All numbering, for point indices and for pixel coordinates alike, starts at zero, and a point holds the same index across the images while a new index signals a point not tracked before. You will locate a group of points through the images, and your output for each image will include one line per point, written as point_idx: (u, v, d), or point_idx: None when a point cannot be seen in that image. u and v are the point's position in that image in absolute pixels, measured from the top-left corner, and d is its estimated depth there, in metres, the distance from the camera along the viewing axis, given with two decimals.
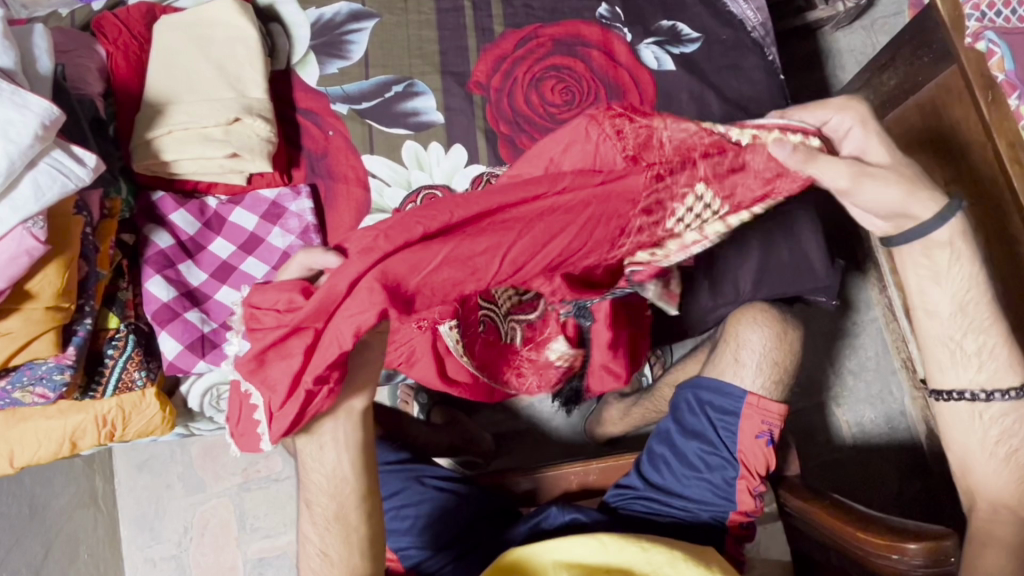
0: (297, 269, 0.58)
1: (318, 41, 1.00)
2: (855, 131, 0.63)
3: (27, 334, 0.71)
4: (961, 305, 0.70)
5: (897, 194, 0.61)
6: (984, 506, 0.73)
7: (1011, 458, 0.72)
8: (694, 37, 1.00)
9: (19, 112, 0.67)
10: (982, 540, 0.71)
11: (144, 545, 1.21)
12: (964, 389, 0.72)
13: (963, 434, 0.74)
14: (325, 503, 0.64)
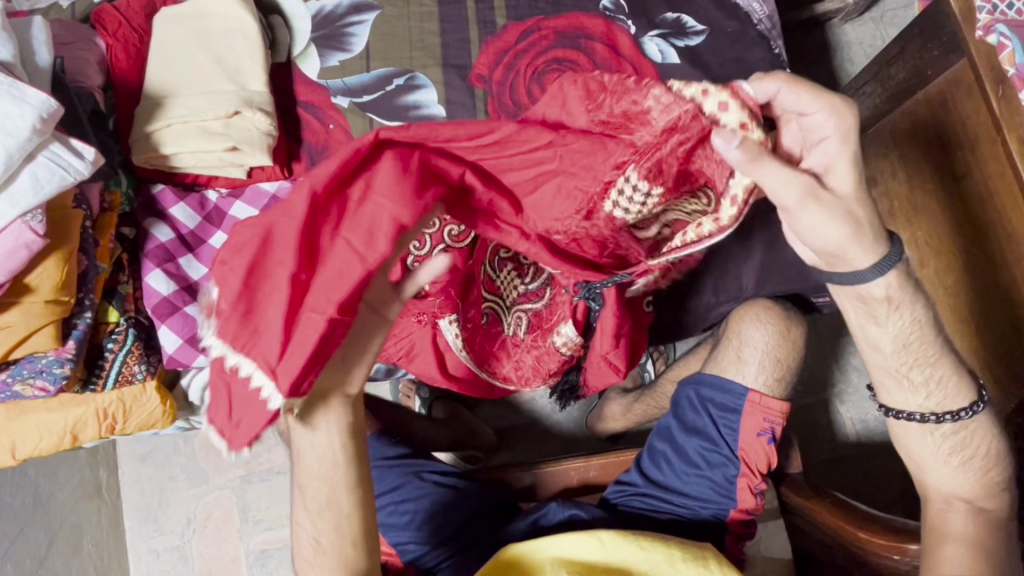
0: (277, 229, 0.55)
1: (318, 34, 0.99)
2: (835, 142, 0.56)
3: (27, 328, 0.71)
4: (902, 345, 0.67)
5: (833, 242, 0.58)
6: (938, 499, 0.71)
7: (967, 464, 0.70)
8: (699, 30, 0.99)
9: (17, 106, 0.67)
10: (942, 537, 0.68)
11: (148, 536, 1.21)
12: (914, 412, 0.70)
13: (915, 442, 0.72)
14: (318, 487, 0.63)
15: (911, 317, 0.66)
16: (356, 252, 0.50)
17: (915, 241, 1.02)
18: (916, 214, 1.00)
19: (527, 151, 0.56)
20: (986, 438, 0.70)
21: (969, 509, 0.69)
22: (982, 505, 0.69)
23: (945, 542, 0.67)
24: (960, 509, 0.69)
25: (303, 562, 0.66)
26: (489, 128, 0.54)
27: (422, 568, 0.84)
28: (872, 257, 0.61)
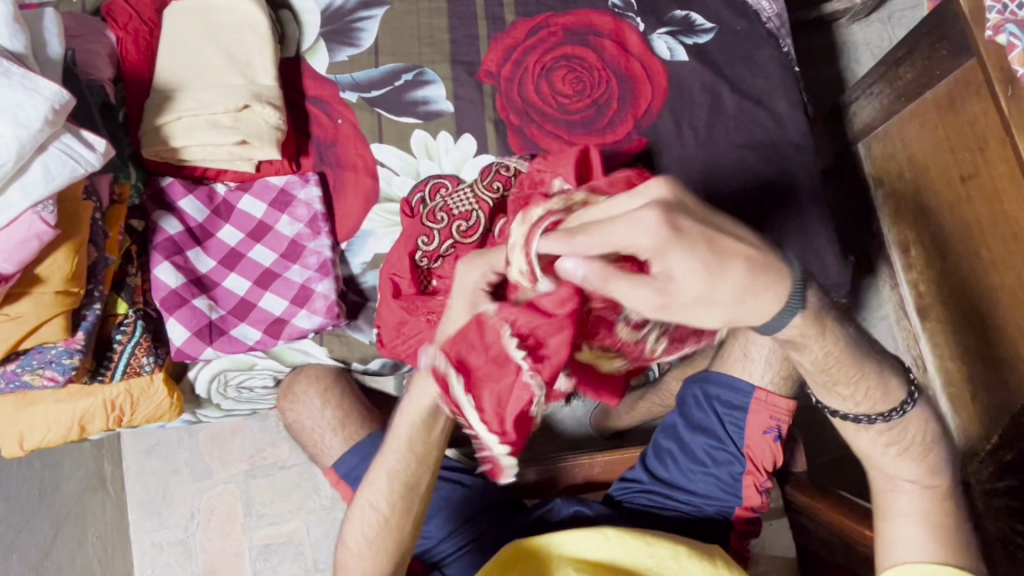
0: (476, 277, 0.57)
1: (327, 29, 0.99)
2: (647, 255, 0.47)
3: (37, 318, 0.71)
4: (826, 365, 0.62)
5: (720, 312, 0.49)
6: (882, 477, 0.71)
7: (903, 450, 0.69)
8: (708, 28, 0.99)
9: (30, 97, 0.67)
10: (891, 517, 0.70)
11: (153, 530, 1.22)
12: (852, 413, 0.67)
13: (856, 438, 0.70)
14: (399, 465, 0.67)
15: (828, 347, 0.60)
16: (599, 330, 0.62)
17: (925, 243, 1.03)
18: (924, 215, 1.02)
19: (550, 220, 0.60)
20: (919, 426, 0.68)
21: (915, 489, 0.70)
22: (927, 481, 0.70)
23: (892, 521, 0.70)
24: (906, 491, 0.70)
25: (354, 533, 0.70)
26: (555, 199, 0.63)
27: (429, 561, 0.84)
28: (777, 305, 0.52)
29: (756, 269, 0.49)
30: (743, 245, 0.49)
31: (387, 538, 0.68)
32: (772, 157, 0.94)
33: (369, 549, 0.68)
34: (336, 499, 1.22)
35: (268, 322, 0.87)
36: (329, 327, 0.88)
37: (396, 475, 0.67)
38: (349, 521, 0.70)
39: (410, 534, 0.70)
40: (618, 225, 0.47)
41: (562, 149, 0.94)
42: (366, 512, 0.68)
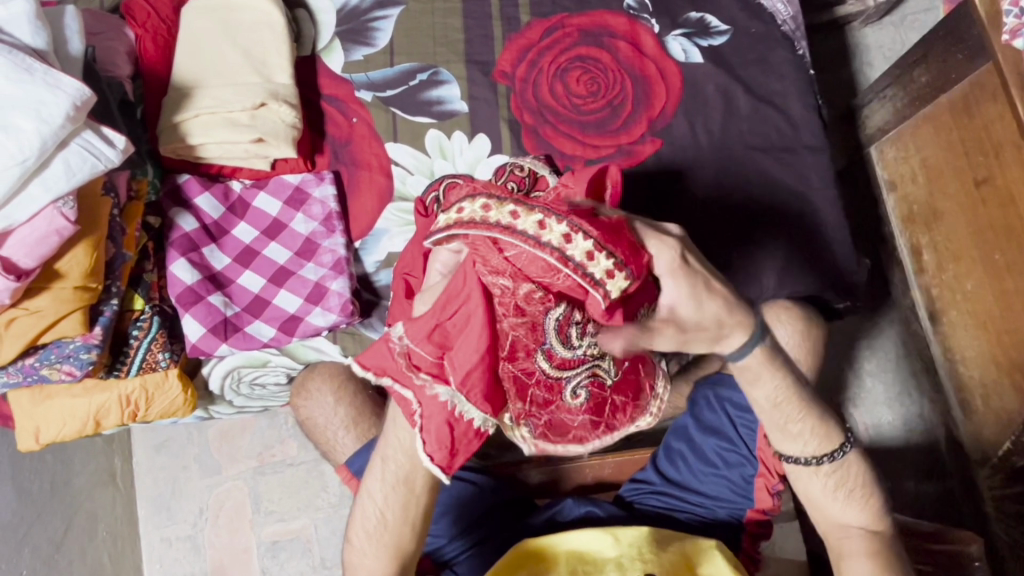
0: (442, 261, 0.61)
1: (342, 28, 0.99)
2: (670, 275, 0.56)
3: (56, 313, 0.71)
4: (776, 405, 0.67)
5: (703, 343, 0.60)
6: (833, 525, 0.72)
7: (850, 495, 0.71)
8: (722, 30, 0.99)
9: (52, 93, 0.67)
10: (843, 554, 0.70)
11: (161, 524, 1.24)
12: (799, 457, 0.70)
13: (806, 481, 0.71)
14: (400, 461, 0.67)
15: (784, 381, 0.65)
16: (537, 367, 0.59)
17: (935, 250, 1.03)
18: (936, 219, 1.01)
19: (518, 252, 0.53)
20: (861, 470, 0.71)
21: (864, 533, 0.71)
22: (873, 525, 0.71)
23: (844, 560, 0.70)
24: (858, 534, 0.71)
25: (359, 529, 0.70)
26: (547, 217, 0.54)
27: (440, 560, 0.84)
28: (745, 333, 0.60)
29: (733, 307, 0.59)
30: (724, 289, 0.59)
31: (387, 535, 0.69)
32: (784, 160, 0.94)
33: (371, 544, 0.69)
34: (343, 497, 1.22)
35: (283, 319, 0.87)
36: (343, 324, 0.88)
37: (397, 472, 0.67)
38: (353, 519, 0.71)
39: (404, 534, 0.69)
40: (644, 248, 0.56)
41: (576, 150, 0.94)
42: (368, 508, 0.69)
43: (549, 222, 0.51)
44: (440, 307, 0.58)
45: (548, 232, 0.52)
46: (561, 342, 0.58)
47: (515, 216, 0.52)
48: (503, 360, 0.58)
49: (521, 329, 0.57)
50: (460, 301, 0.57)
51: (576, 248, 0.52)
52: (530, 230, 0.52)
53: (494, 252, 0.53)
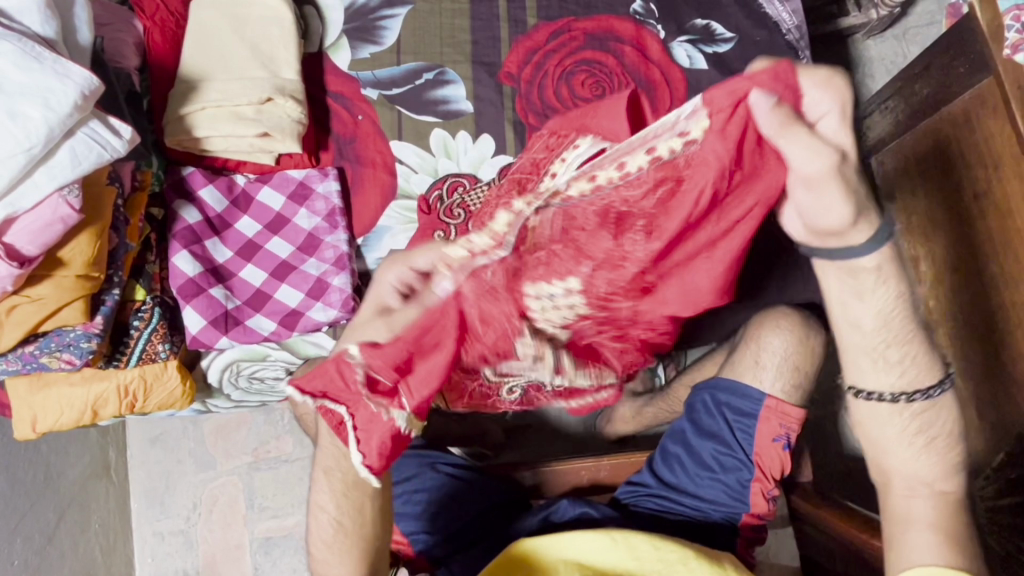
0: (394, 278, 0.62)
1: (350, 26, 1.00)
2: (832, 120, 0.45)
3: (57, 301, 0.71)
4: (880, 321, 0.59)
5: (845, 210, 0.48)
6: (901, 482, 0.64)
7: (932, 446, 0.63)
8: (727, 37, 0.99)
9: (61, 81, 0.67)
10: (906, 524, 0.63)
11: (154, 518, 1.23)
12: (885, 393, 0.62)
13: (880, 425, 0.64)
14: (344, 469, 0.68)
15: (897, 294, 0.57)
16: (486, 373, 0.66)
17: (938, 263, 1.03)
18: (934, 229, 1.02)
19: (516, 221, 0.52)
20: (950, 419, 0.63)
21: (931, 494, 0.63)
22: (941, 487, 0.63)
23: (908, 531, 0.62)
24: (924, 494, 0.63)
25: (319, 539, 0.69)
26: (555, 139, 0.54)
27: (433, 557, 0.84)
28: (868, 230, 0.52)
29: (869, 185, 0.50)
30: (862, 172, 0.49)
31: (351, 538, 0.68)
32: None
33: (334, 552, 0.68)
34: None
35: (284, 314, 0.87)
36: (343, 321, 0.89)
37: None
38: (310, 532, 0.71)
39: (372, 542, 0.70)
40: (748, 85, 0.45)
41: None
42: (320, 519, 0.69)
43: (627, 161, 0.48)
44: (412, 334, 0.57)
45: (633, 170, 0.49)
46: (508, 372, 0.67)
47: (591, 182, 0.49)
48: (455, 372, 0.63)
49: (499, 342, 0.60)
50: (490, 299, 0.56)
51: (664, 154, 0.48)
52: (614, 181, 0.49)
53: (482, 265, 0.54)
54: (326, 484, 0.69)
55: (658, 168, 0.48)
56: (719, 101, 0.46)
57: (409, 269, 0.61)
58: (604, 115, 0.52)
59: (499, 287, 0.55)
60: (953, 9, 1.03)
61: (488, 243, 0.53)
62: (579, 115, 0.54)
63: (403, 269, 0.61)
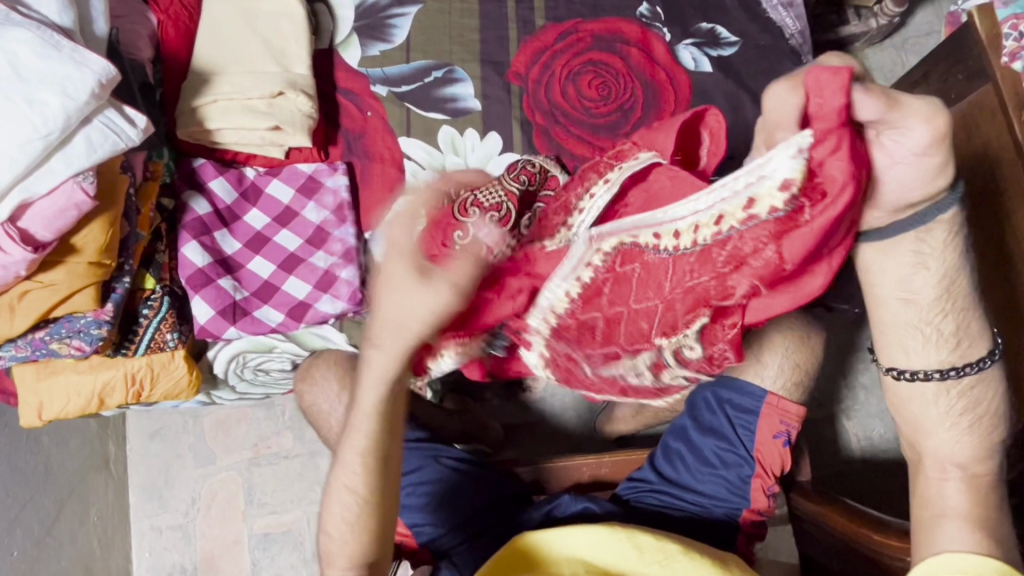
0: (406, 232, 0.52)
1: (361, 23, 1.01)
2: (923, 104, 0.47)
3: (70, 287, 0.72)
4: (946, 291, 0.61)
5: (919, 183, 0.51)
6: (932, 464, 0.68)
7: (974, 426, 0.66)
8: (732, 41, 1.01)
9: (79, 69, 0.68)
10: (938, 511, 0.66)
11: (152, 513, 1.23)
12: (931, 369, 0.65)
13: (921, 405, 0.67)
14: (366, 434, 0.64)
15: (941, 268, 0.60)
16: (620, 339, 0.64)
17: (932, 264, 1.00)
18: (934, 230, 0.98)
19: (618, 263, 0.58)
20: (992, 395, 0.66)
21: (963, 476, 0.67)
22: (973, 469, 0.67)
23: (944, 519, 0.65)
24: (955, 477, 0.67)
25: (334, 515, 0.67)
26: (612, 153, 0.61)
27: (436, 550, 0.84)
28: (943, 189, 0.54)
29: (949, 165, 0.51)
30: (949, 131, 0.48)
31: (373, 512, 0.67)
32: None
33: (358, 527, 0.67)
34: None
35: (292, 305, 0.88)
36: (351, 313, 0.90)
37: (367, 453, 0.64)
38: (326, 511, 0.68)
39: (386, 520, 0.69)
40: (782, 84, 0.46)
41: (586, 152, 0.96)
42: (342, 494, 0.66)
43: (726, 215, 0.49)
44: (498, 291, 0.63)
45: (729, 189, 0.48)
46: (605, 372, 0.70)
47: (692, 234, 0.51)
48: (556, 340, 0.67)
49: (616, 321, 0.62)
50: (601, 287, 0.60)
51: (762, 212, 0.47)
52: (707, 238, 0.51)
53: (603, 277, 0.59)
54: (359, 466, 0.65)
55: (757, 228, 0.48)
56: (818, 140, 0.45)
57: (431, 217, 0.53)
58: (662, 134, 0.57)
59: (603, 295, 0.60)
60: (953, 18, 1.05)
61: (573, 279, 0.60)
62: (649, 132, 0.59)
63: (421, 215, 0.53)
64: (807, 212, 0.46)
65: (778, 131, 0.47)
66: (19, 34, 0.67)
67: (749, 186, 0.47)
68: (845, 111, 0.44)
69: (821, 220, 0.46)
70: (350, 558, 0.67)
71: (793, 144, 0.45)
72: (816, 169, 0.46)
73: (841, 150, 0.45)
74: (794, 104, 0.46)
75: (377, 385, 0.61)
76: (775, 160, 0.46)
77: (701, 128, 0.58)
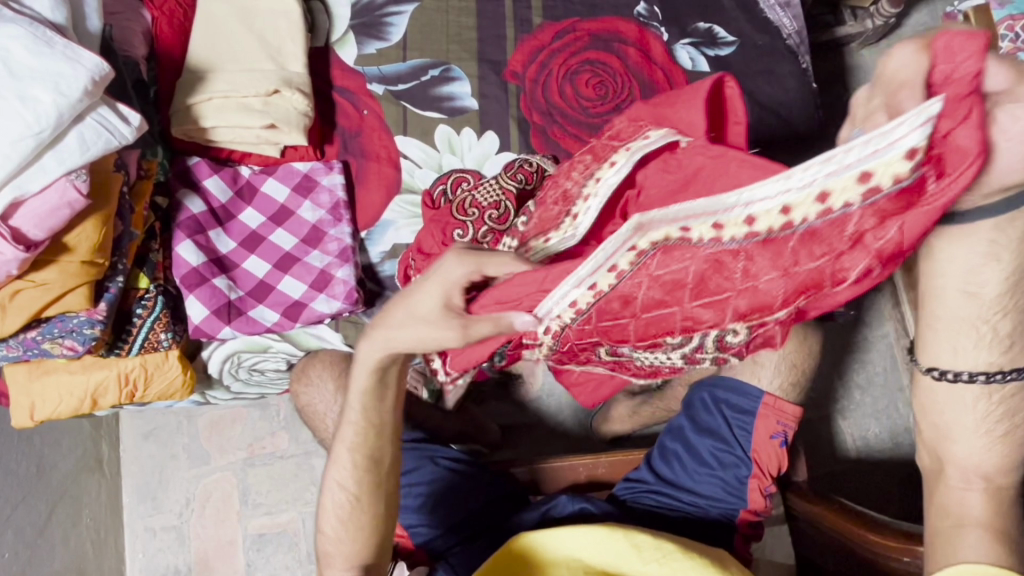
0: (460, 274, 0.56)
1: (357, 21, 1.00)
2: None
3: (62, 286, 0.71)
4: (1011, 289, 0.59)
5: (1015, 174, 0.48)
6: (955, 473, 0.69)
7: (1008, 436, 0.66)
8: (729, 41, 1.01)
9: (72, 66, 0.67)
10: (959, 520, 0.67)
11: (146, 514, 1.22)
12: (980, 372, 0.63)
13: (958, 412, 0.66)
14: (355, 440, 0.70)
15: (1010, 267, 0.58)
16: (666, 330, 0.56)
17: None
18: None
19: (680, 259, 0.51)
20: None
21: (986, 487, 0.67)
22: (997, 480, 0.68)
23: (962, 527, 0.67)
24: (978, 488, 0.67)
25: (328, 515, 0.70)
26: (620, 132, 0.62)
27: (432, 552, 0.84)
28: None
29: None
30: None
31: (364, 515, 0.70)
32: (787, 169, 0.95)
33: (348, 529, 0.70)
34: None
35: (287, 304, 0.88)
36: (346, 313, 0.89)
37: (357, 449, 0.70)
38: (322, 507, 0.72)
39: (381, 525, 0.71)
40: (909, 45, 0.42)
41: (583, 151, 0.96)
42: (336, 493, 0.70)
43: (833, 192, 0.44)
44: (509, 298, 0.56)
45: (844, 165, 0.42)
46: (624, 351, 0.64)
47: (785, 216, 0.46)
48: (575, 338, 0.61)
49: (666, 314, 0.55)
50: (648, 287, 0.54)
51: (884, 184, 0.42)
52: (813, 218, 0.45)
53: (653, 269, 0.53)
54: (349, 462, 0.70)
55: (871, 206, 0.43)
56: (946, 110, 0.40)
57: (478, 274, 0.56)
58: (682, 108, 0.55)
59: (639, 300, 0.55)
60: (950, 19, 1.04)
61: (606, 270, 0.53)
62: (660, 107, 0.59)
63: (473, 269, 0.56)
64: (931, 186, 0.42)
65: (902, 93, 0.42)
66: (11, 30, 0.66)
67: (867, 158, 0.42)
68: (979, 78, 0.40)
69: (948, 194, 0.42)
70: (347, 558, 0.69)
71: (922, 111, 0.39)
72: (940, 141, 0.41)
73: (972, 117, 0.40)
74: (919, 67, 0.41)
75: (363, 375, 0.67)
76: (904, 126, 0.40)
77: (722, 99, 0.56)
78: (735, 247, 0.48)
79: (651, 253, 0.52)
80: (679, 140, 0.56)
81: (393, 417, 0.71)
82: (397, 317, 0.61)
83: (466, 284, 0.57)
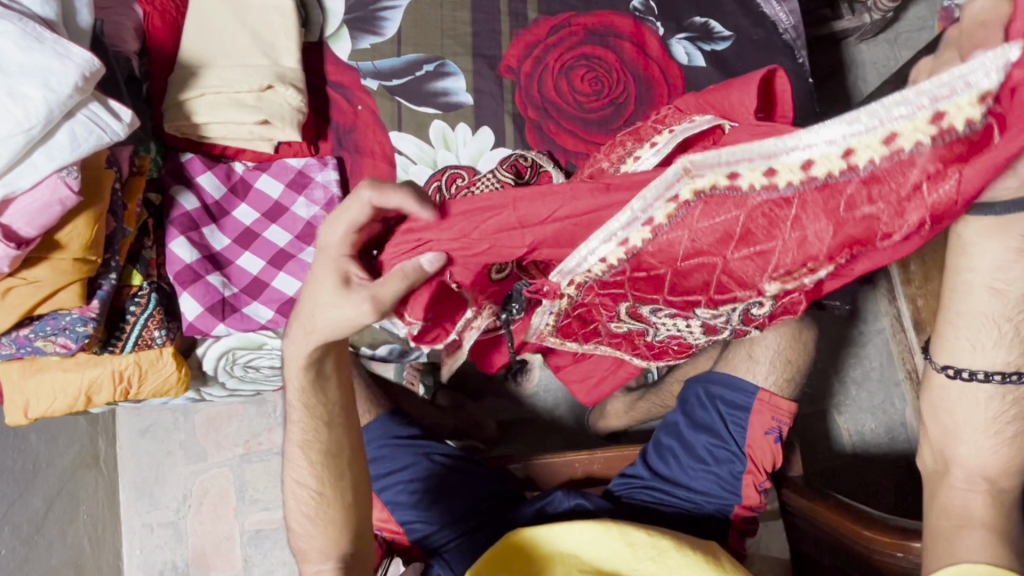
0: (339, 239, 0.56)
1: (351, 16, 1.00)
2: None
3: (54, 284, 0.71)
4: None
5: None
6: (959, 474, 0.69)
7: (1014, 439, 0.67)
8: (726, 36, 1.01)
9: (61, 62, 0.67)
10: (961, 521, 0.67)
11: (143, 510, 1.22)
12: (993, 371, 0.65)
13: (968, 412, 0.67)
14: (316, 437, 0.69)
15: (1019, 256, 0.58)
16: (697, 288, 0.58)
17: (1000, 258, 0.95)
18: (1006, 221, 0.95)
19: (728, 214, 0.51)
20: None
21: (989, 490, 0.67)
22: (999, 483, 0.68)
23: (965, 528, 0.66)
24: (981, 489, 0.68)
25: (293, 504, 0.71)
26: (667, 117, 0.65)
27: (430, 547, 0.84)
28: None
29: None
30: None
31: (334, 509, 0.70)
32: None
33: (317, 524, 0.70)
34: None
35: (282, 301, 0.87)
36: None
37: (308, 446, 0.70)
38: (289, 506, 0.73)
39: (357, 522, 0.71)
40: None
41: (578, 147, 0.96)
42: (302, 491, 0.70)
43: (901, 134, 0.45)
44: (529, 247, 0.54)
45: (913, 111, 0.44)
46: (645, 313, 0.67)
47: (846, 159, 0.47)
48: (597, 291, 0.64)
49: (694, 275, 0.56)
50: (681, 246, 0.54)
51: (956, 126, 0.44)
52: (877, 161, 0.46)
53: (701, 220, 0.52)
54: (305, 461, 0.70)
55: (939, 149, 0.45)
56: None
57: (352, 232, 0.55)
58: (734, 93, 0.59)
59: (681, 249, 0.54)
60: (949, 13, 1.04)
61: (641, 224, 0.52)
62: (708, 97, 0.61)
63: (346, 230, 0.55)
64: (996, 138, 0.45)
65: (982, 33, 0.44)
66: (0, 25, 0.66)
67: (939, 100, 0.44)
68: None
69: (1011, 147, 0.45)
70: (322, 552, 0.70)
71: (1003, 54, 0.42)
72: (1007, 95, 0.44)
73: None
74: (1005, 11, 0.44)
75: (296, 375, 0.66)
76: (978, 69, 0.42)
77: (772, 94, 0.59)
78: (789, 193, 0.49)
79: (693, 203, 0.51)
80: (722, 125, 0.59)
81: (343, 410, 0.70)
82: (308, 309, 0.60)
83: (347, 250, 0.56)
